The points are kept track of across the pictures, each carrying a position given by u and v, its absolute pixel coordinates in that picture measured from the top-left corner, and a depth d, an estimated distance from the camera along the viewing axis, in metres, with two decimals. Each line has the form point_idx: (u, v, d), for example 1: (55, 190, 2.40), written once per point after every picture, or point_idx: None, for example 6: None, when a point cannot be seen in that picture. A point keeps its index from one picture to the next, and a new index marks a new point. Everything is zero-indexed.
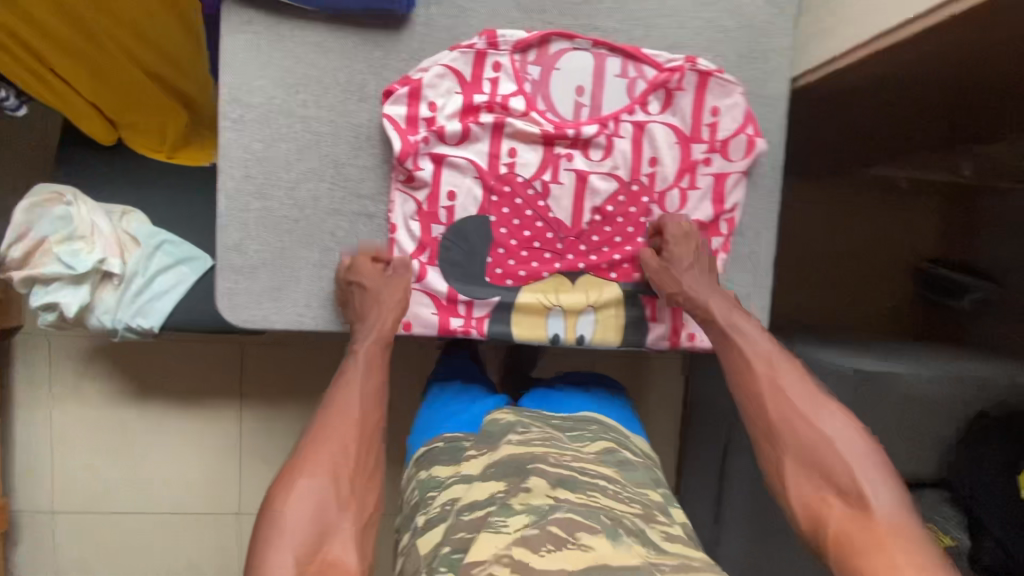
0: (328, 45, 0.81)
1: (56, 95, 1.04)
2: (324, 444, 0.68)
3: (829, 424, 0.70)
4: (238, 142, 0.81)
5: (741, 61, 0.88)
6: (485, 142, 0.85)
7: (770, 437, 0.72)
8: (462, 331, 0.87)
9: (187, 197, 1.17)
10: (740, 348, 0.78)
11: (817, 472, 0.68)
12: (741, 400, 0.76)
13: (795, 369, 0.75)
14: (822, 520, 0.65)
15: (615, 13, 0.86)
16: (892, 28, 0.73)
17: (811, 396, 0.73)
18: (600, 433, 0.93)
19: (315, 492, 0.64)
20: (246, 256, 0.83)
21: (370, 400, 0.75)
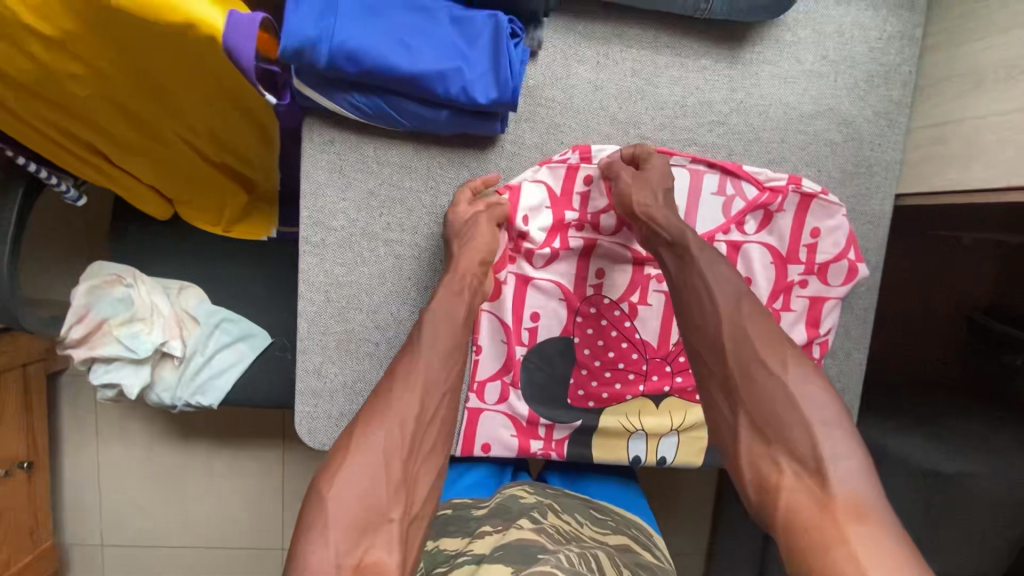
0: (413, 166, 0.77)
1: (104, 174, 0.91)
2: (383, 415, 0.58)
3: (795, 378, 0.58)
4: (319, 265, 0.78)
5: (844, 177, 0.83)
6: (572, 263, 0.82)
7: (721, 380, 0.61)
8: (542, 454, 0.84)
9: (244, 270, 1.13)
10: (713, 297, 0.65)
11: (772, 432, 0.56)
12: (693, 343, 0.65)
13: (751, 314, 0.63)
14: (770, 485, 0.54)
15: (715, 128, 0.81)
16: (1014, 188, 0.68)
17: (774, 344, 0.60)
18: (620, 528, 0.85)
19: (366, 475, 0.54)
20: (326, 380, 0.80)
21: (441, 374, 0.64)
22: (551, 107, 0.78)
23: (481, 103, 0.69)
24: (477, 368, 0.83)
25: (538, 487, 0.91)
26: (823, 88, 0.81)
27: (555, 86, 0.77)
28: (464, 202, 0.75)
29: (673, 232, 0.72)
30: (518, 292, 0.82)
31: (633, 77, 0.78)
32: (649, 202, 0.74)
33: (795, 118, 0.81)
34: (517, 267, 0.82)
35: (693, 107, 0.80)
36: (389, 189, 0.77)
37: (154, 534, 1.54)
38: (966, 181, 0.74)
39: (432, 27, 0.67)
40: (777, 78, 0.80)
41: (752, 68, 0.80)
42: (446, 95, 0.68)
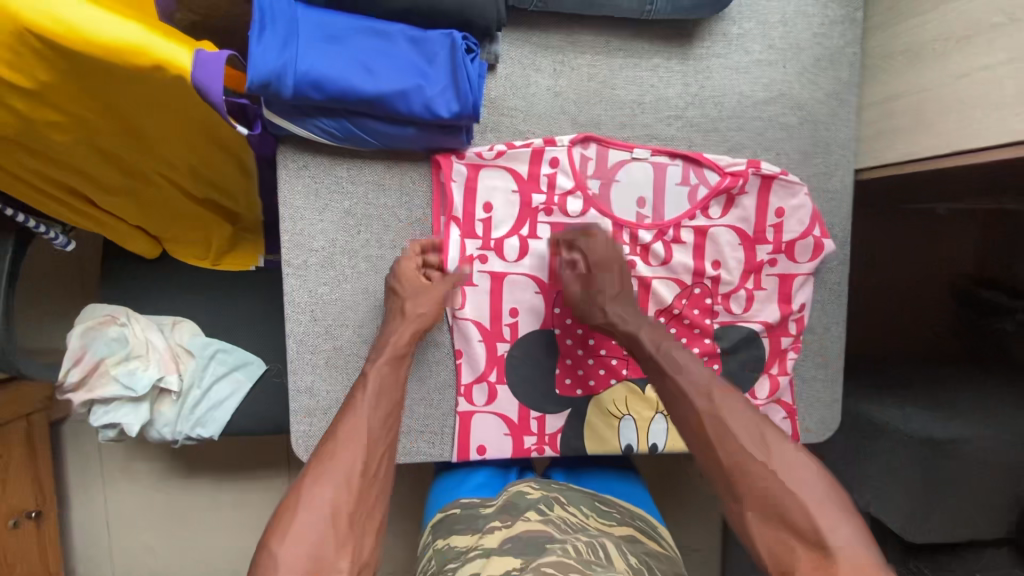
0: (386, 182, 0.80)
1: (89, 217, 0.94)
2: (325, 470, 0.62)
3: (781, 461, 0.61)
4: (303, 286, 0.80)
5: (804, 158, 0.86)
6: (544, 256, 0.84)
7: (716, 471, 0.64)
8: (536, 449, 0.86)
9: (234, 299, 1.16)
10: (688, 396, 0.69)
11: (777, 517, 0.58)
12: (687, 437, 0.68)
13: (726, 401, 0.67)
14: (786, 565, 0.56)
15: (674, 121, 0.84)
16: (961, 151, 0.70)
17: (757, 436, 0.64)
18: (626, 519, 0.87)
19: (313, 527, 0.57)
20: (318, 399, 0.82)
21: (382, 429, 0.69)
22: (514, 116, 0.81)
23: (443, 117, 0.72)
24: (460, 372, 0.84)
25: (544, 483, 0.92)
26: (773, 75, 0.84)
27: (516, 95, 0.81)
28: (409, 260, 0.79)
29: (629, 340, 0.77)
30: (493, 290, 0.84)
31: (589, 81, 0.82)
32: (602, 318, 0.79)
33: (750, 105, 0.85)
34: (487, 265, 0.83)
35: (650, 104, 0.83)
36: (365, 207, 0.80)
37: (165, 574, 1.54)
38: (918, 150, 0.76)
39: (391, 50, 0.70)
40: (728, 69, 0.84)
41: (703, 63, 0.83)
42: (410, 112, 0.71)
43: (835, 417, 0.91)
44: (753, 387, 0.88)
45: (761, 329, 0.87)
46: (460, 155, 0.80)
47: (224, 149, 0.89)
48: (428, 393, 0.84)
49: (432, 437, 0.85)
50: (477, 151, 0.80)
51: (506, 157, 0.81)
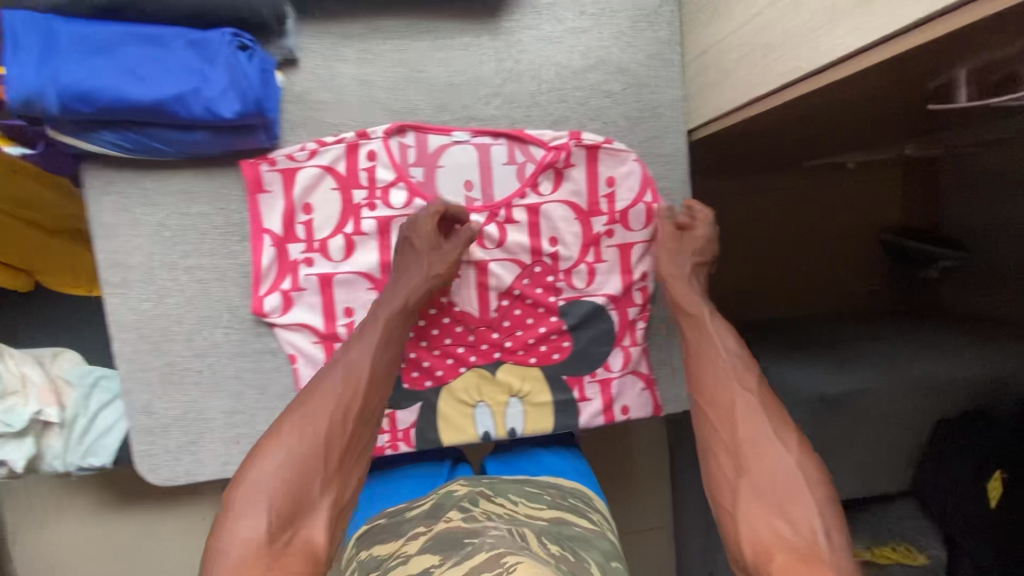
0: (198, 191, 0.78)
1: None
2: (316, 406, 0.69)
3: (794, 455, 0.67)
4: (125, 304, 0.79)
5: (632, 124, 0.84)
6: (373, 252, 0.83)
7: (731, 449, 0.71)
8: (389, 447, 0.86)
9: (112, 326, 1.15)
10: (728, 380, 0.76)
11: (772, 502, 0.64)
12: (708, 410, 0.76)
13: (766, 398, 0.74)
14: (764, 546, 0.62)
15: (493, 99, 0.82)
16: (759, 98, 0.67)
17: (780, 428, 0.70)
18: (556, 502, 0.83)
19: (293, 457, 0.64)
20: (156, 417, 0.81)
21: (385, 370, 0.75)
22: (323, 110, 0.79)
23: (227, 117, 0.70)
24: (300, 376, 0.83)
25: (474, 479, 0.89)
26: (590, 42, 0.82)
27: (322, 88, 0.79)
28: (425, 219, 0.79)
29: (692, 307, 0.83)
30: (322, 292, 0.82)
31: (398, 67, 0.80)
32: (677, 274, 0.85)
33: (568, 76, 0.83)
34: (313, 267, 0.82)
35: (464, 85, 0.81)
36: (179, 217, 0.79)
37: None
38: (726, 104, 0.74)
39: (163, 53, 0.68)
40: (541, 41, 0.82)
41: (514, 37, 0.81)
42: (192, 116, 0.69)
43: None
44: (607, 361, 0.89)
45: (605, 302, 0.88)
46: (267, 157, 0.78)
47: (46, 183, 0.97)
48: (270, 401, 0.83)
49: None
50: (286, 152, 0.78)
51: (320, 155, 0.79)
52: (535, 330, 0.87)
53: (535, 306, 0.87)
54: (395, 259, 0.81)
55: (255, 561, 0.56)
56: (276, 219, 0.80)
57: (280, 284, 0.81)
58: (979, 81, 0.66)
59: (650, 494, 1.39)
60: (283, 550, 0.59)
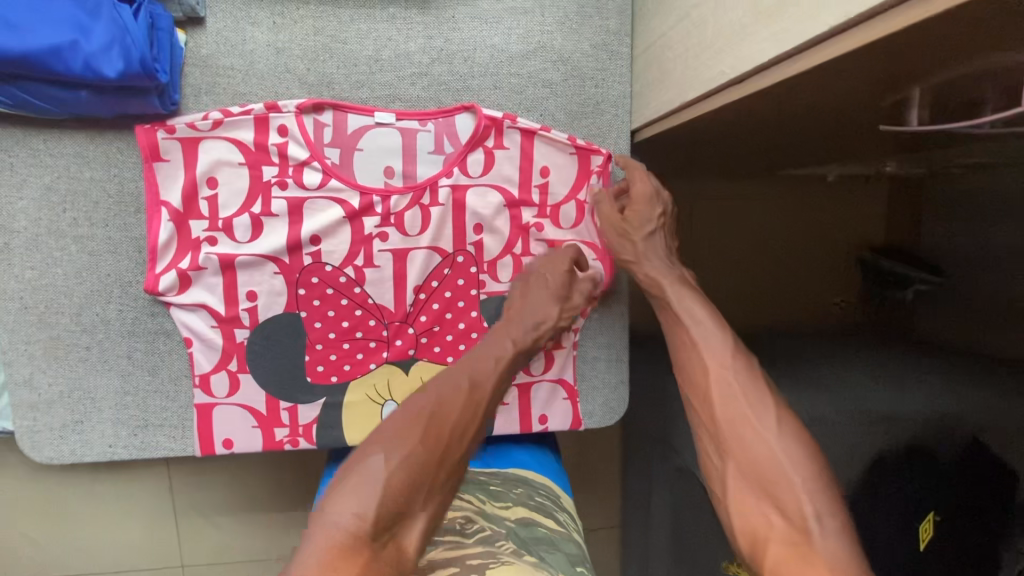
0: (89, 154, 0.72)
1: None
2: (435, 404, 0.64)
3: (779, 434, 0.62)
4: (8, 272, 0.74)
5: (571, 118, 0.78)
6: (281, 232, 0.76)
7: (711, 432, 0.66)
8: (289, 442, 0.80)
9: None
10: (702, 355, 0.69)
11: (759, 488, 0.60)
12: (687, 393, 0.70)
13: (738, 371, 0.66)
14: (760, 537, 0.59)
15: (419, 79, 0.75)
16: (697, 98, 0.60)
17: (760, 403, 0.64)
18: (522, 500, 0.77)
19: (417, 456, 0.59)
20: (40, 392, 0.76)
21: (495, 383, 0.71)
22: (231, 77, 0.73)
23: (110, 77, 0.63)
24: (194, 362, 0.77)
25: None
26: (530, 25, 0.75)
27: (231, 53, 0.72)
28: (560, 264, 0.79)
29: (653, 283, 0.77)
30: (223, 274, 0.76)
31: (316, 35, 0.73)
32: (631, 254, 0.78)
33: (504, 60, 0.76)
34: (216, 246, 0.75)
35: (389, 61, 0.74)
36: (68, 181, 0.73)
37: None
38: (665, 104, 0.68)
39: (43, 2, 0.62)
40: (475, 20, 0.75)
41: (446, 14, 0.74)
42: (69, 72, 0.63)
43: (621, 399, 0.86)
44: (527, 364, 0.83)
45: None
46: (165, 123, 0.72)
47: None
48: (163, 384, 0.78)
49: (172, 431, 0.79)
50: (188, 120, 0.72)
51: (225, 125, 0.73)
52: (453, 327, 0.81)
53: (454, 300, 0.80)
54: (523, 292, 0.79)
55: (347, 556, 0.52)
56: (176, 191, 0.74)
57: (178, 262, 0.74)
58: (936, 101, 0.59)
59: (588, 499, 1.37)
60: (381, 555, 0.54)
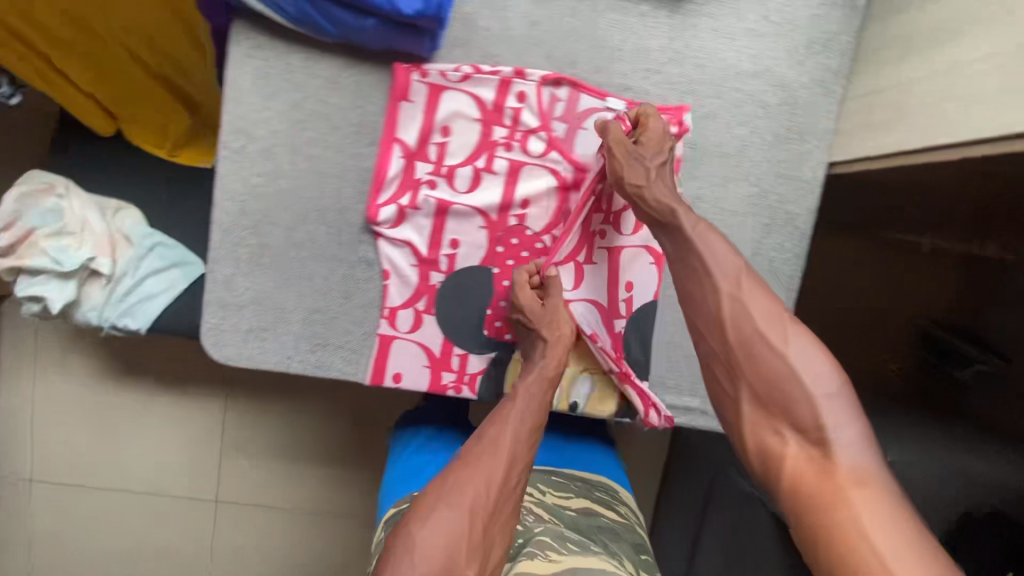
0: (341, 80, 0.76)
1: (49, 83, 1.01)
2: (460, 475, 0.68)
3: (796, 351, 0.63)
4: (236, 174, 0.76)
5: (777, 141, 0.83)
6: (496, 190, 0.80)
7: (723, 357, 0.66)
8: (453, 387, 0.84)
9: (154, 191, 1.11)
10: (711, 275, 0.68)
11: (774, 409, 0.62)
12: (694, 319, 0.69)
13: (748, 292, 0.66)
14: (777, 455, 0.61)
15: (653, 76, 0.80)
16: (954, 145, 0.65)
17: (775, 319, 0.65)
18: (583, 493, 0.93)
19: (456, 528, 0.63)
20: (236, 293, 0.78)
21: (522, 439, 0.72)
22: (486, 36, 0.77)
23: (406, 15, 0.67)
24: (387, 294, 0.80)
25: None
26: (763, 47, 0.81)
27: (491, 14, 0.76)
28: (525, 289, 0.81)
29: (666, 213, 0.72)
30: (435, 218, 0.80)
31: (572, 16, 0.77)
32: (643, 177, 0.73)
33: (732, 75, 0.81)
34: (434, 191, 0.79)
35: (630, 52, 0.79)
36: (315, 102, 0.76)
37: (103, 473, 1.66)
38: (895, 145, 0.73)
39: None
40: (716, 32, 0.80)
41: (692, 21, 0.79)
42: (369, 1, 0.66)
43: None
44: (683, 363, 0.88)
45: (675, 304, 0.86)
46: (421, 67, 0.75)
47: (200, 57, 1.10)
48: (352, 310, 0.81)
49: (347, 354, 0.82)
50: (441, 69, 0.76)
51: (471, 81, 0.77)
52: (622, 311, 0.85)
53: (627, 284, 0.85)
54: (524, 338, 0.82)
55: None
56: (412, 132, 0.78)
57: (399, 198, 0.78)
58: None
59: None
60: None
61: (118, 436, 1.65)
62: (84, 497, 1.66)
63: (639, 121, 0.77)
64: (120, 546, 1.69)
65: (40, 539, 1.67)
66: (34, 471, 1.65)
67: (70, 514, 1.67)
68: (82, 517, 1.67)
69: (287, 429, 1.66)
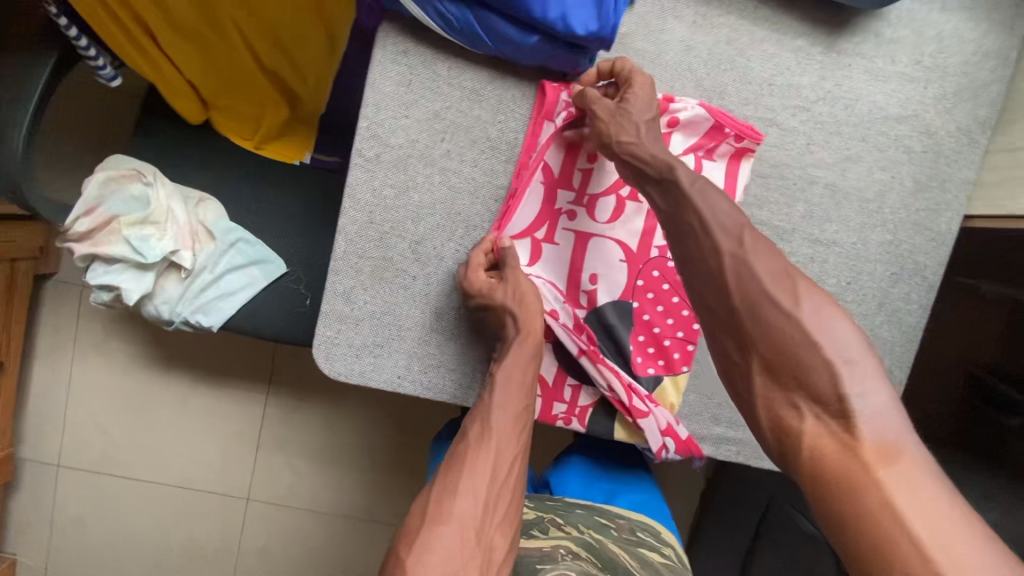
0: (485, 93, 0.73)
1: (150, 62, 0.95)
2: (448, 480, 0.63)
3: (808, 312, 0.52)
4: (368, 183, 0.73)
5: (917, 188, 0.81)
6: (637, 221, 0.78)
7: (727, 325, 0.57)
8: (563, 417, 0.80)
9: (235, 183, 1.06)
10: (709, 233, 0.59)
11: (787, 383, 0.52)
12: (698, 291, 0.60)
13: (754, 252, 0.57)
14: (792, 431, 0.51)
15: (800, 112, 0.77)
16: None
17: (784, 279, 0.55)
18: (624, 536, 0.84)
19: (451, 545, 0.56)
20: (353, 306, 0.75)
21: (507, 429, 0.68)
22: (638, 60, 0.74)
23: (577, 35, 0.65)
24: None
25: (539, 500, 0.90)
26: (912, 92, 0.79)
27: (645, 38, 0.74)
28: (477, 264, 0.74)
29: (664, 171, 0.65)
30: (575, 248, 0.78)
31: (725, 45, 0.75)
32: (632, 134, 0.67)
33: (879, 117, 0.79)
34: (574, 221, 0.78)
35: (780, 87, 0.77)
36: (456, 114, 0.73)
37: (132, 463, 1.60)
38: None
39: None
40: (867, 74, 0.78)
41: (844, 61, 0.77)
42: (542, 18, 0.64)
43: None
44: None
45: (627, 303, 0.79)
46: (569, 88, 0.72)
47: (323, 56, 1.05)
48: (470, 331, 0.78)
49: (461, 378, 0.78)
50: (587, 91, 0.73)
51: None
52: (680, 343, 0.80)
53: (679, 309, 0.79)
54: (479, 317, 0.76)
55: None
56: (556, 157, 0.75)
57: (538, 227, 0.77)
58: None
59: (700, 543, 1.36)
60: None
61: (153, 425, 1.59)
62: (110, 487, 1.60)
63: (622, 79, 0.71)
64: (141, 542, 1.61)
65: (61, 529, 1.60)
66: (62, 457, 1.58)
67: (94, 504, 1.60)
68: (105, 509, 1.60)
69: (326, 431, 1.60)
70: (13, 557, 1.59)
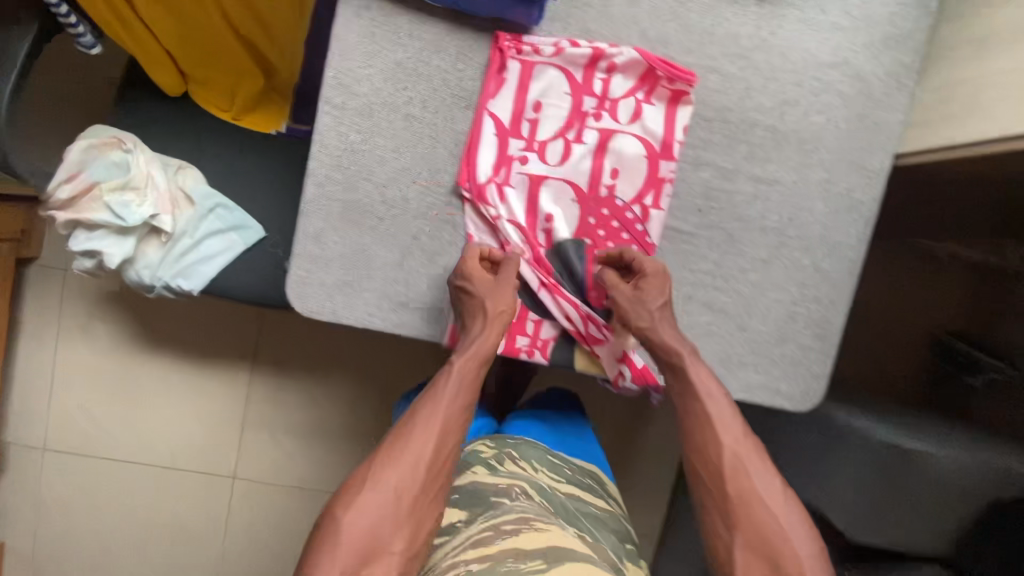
0: (444, 44, 0.78)
1: (129, 33, 1.00)
2: (389, 461, 0.70)
3: (767, 484, 0.73)
4: (336, 129, 0.78)
5: (851, 130, 0.87)
6: (586, 162, 0.83)
7: (722, 510, 0.73)
8: (526, 351, 0.85)
9: (216, 153, 1.11)
10: (712, 434, 0.75)
11: (765, 563, 0.70)
12: (700, 469, 0.76)
13: (744, 449, 0.75)
14: None
15: (739, 60, 0.83)
16: None
17: (769, 491, 0.73)
18: (575, 478, 0.91)
19: (381, 515, 0.67)
20: (324, 247, 0.80)
21: (454, 420, 0.75)
22: (586, 12, 0.80)
23: None
24: None
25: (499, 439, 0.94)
26: (842, 40, 0.85)
27: None
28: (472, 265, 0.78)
29: (674, 356, 0.78)
30: (529, 189, 0.83)
31: None
32: (646, 320, 0.79)
33: (812, 64, 0.85)
34: (527, 166, 0.82)
35: (720, 37, 0.83)
36: (416, 63, 0.78)
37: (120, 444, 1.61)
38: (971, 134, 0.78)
39: None
40: (800, 23, 0.84)
41: (778, 11, 0.83)
42: None
43: (819, 390, 0.91)
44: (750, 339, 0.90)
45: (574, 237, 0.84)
46: (520, 40, 0.78)
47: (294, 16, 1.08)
48: (436, 269, 0.82)
49: (428, 315, 0.83)
50: (537, 42, 0.79)
51: (564, 55, 0.79)
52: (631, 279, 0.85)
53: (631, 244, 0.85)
54: (458, 305, 0.80)
55: None
56: (508, 107, 0.80)
57: (497, 172, 0.81)
58: None
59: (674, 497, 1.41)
60: None
61: (140, 405, 1.60)
62: (98, 468, 1.61)
63: (628, 259, 0.82)
64: (129, 523, 1.62)
65: (49, 513, 1.61)
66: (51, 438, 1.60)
67: (81, 486, 1.61)
68: (93, 489, 1.61)
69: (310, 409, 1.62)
70: (0, 541, 1.60)
